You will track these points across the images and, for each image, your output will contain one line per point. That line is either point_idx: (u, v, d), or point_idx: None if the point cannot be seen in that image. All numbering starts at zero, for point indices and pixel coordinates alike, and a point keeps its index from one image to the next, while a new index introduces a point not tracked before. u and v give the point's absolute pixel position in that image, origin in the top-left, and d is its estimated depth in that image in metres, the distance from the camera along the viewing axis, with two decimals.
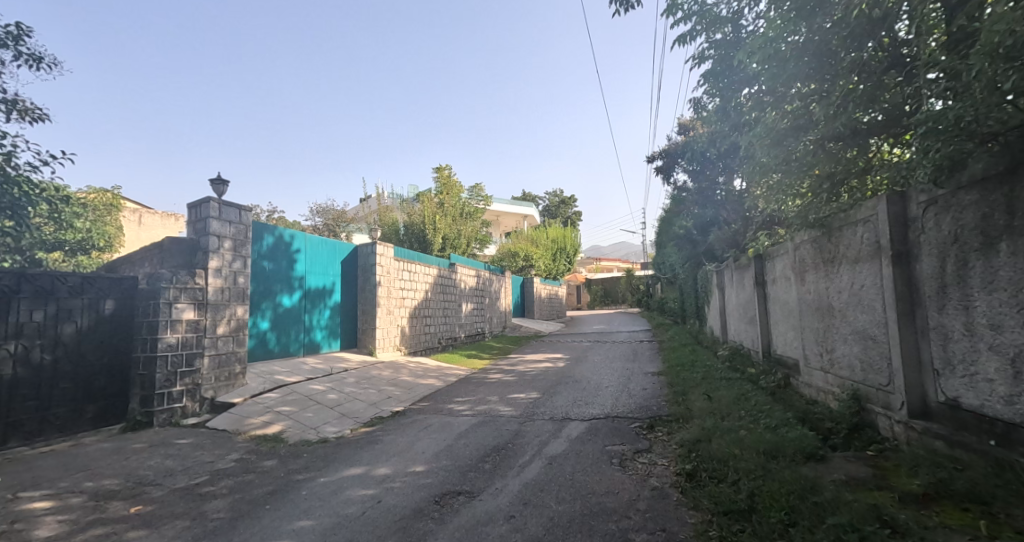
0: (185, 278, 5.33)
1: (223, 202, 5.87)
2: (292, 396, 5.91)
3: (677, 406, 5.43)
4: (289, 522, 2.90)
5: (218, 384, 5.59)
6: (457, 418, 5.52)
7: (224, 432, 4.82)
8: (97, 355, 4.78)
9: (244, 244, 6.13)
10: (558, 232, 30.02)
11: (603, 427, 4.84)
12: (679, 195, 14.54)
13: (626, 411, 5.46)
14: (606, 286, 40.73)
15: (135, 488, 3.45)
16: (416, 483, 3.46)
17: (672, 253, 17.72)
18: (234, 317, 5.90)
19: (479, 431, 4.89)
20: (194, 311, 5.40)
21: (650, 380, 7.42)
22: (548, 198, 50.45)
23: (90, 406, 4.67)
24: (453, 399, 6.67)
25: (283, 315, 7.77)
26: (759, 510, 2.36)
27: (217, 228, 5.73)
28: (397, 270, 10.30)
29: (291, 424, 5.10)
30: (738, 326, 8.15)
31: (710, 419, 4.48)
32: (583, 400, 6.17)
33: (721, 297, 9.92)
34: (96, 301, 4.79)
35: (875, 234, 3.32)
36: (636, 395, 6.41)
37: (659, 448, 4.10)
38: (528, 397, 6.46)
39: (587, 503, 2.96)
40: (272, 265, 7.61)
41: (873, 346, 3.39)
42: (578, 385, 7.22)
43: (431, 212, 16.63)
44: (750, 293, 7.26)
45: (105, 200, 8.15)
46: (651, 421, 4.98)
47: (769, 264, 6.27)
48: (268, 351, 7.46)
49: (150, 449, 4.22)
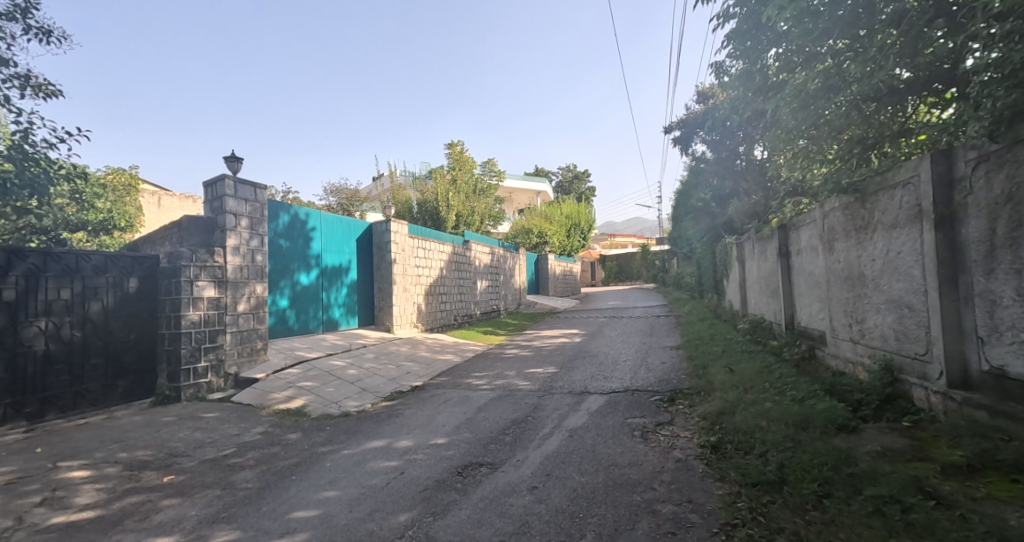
0: (204, 256, 5.38)
1: (238, 180, 5.88)
2: (313, 371, 6.01)
3: (697, 380, 5.36)
4: (315, 493, 2.95)
5: (241, 359, 5.71)
6: (476, 392, 5.55)
7: (249, 406, 4.93)
8: (125, 331, 4.87)
9: (261, 223, 6.15)
10: (570, 208, 29.43)
11: (623, 400, 4.80)
12: (697, 166, 14.12)
13: (646, 385, 5.42)
14: (620, 262, 40.41)
15: (167, 458, 3.54)
16: (439, 454, 3.49)
17: (689, 226, 17.38)
18: (254, 294, 5.97)
19: (498, 405, 4.90)
20: (214, 289, 5.47)
21: (668, 354, 7.36)
22: (561, 173, 49.55)
23: (121, 381, 4.80)
24: (470, 373, 6.72)
25: (301, 293, 7.86)
26: (791, 482, 2.30)
27: (233, 206, 5.75)
28: (412, 247, 10.30)
29: (314, 399, 5.18)
30: (760, 299, 7.98)
31: (734, 392, 4.40)
32: (601, 374, 6.16)
33: (741, 270, 9.70)
34: (120, 279, 4.85)
35: (915, 197, 3.13)
36: (656, 368, 6.36)
37: (681, 420, 4.05)
38: (546, 372, 6.47)
39: (611, 475, 2.93)
40: (289, 243, 7.65)
41: (909, 316, 3.25)
42: (595, 359, 7.21)
43: (444, 189, 16.49)
44: (772, 265, 7.07)
45: (124, 181, 8.19)
46: (671, 394, 4.93)
47: (795, 234, 6.05)
48: (288, 328, 7.57)
49: (179, 422, 4.33)
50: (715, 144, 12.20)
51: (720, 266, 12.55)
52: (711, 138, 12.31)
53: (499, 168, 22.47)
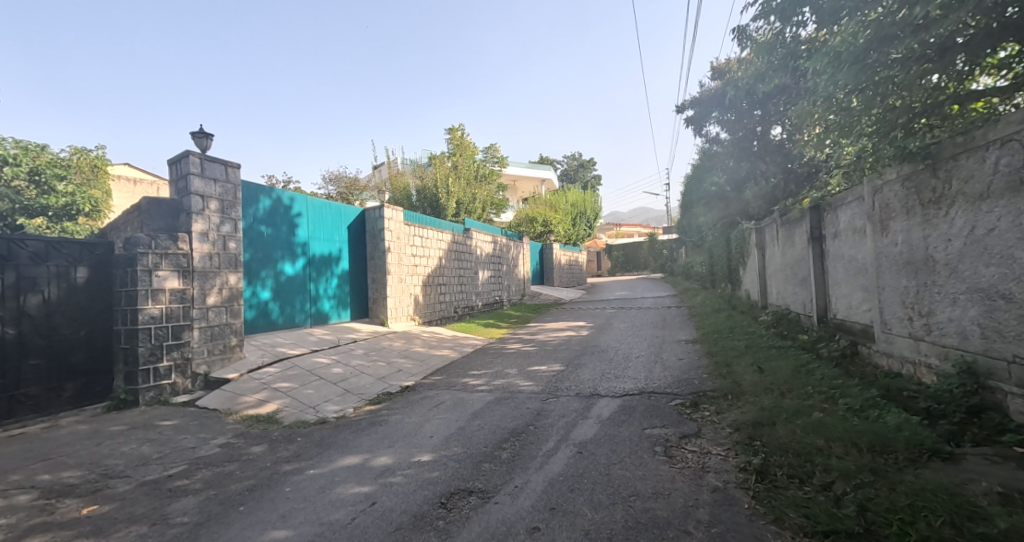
0: (166, 243, 4.81)
1: (205, 157, 5.28)
2: (293, 370, 5.43)
3: (722, 380, 4.73)
4: (260, 533, 2.35)
5: (212, 358, 5.15)
6: (471, 395, 4.95)
7: (215, 412, 4.37)
8: (73, 327, 4.30)
9: (233, 206, 5.56)
10: (576, 196, 28.73)
11: (639, 406, 4.19)
12: (710, 150, 13.33)
13: (662, 386, 4.80)
14: (627, 252, 39.60)
15: (98, 481, 2.96)
16: (421, 478, 2.89)
17: (700, 214, 16.57)
18: (227, 285, 5.41)
19: (495, 411, 4.30)
20: (179, 280, 4.90)
21: (684, 349, 6.74)
22: (565, 162, 48.42)
23: (69, 383, 4.24)
24: (468, 372, 6.10)
25: (286, 283, 7.27)
26: (887, 538, 1.68)
27: (199, 186, 5.16)
28: (408, 235, 9.67)
29: (289, 403, 4.60)
30: (784, 289, 7.30)
31: (769, 397, 3.79)
32: (612, 372, 5.54)
33: (761, 259, 8.99)
34: (66, 269, 4.28)
35: (1021, 158, 2.46)
36: (672, 366, 5.75)
37: (710, 432, 3.42)
38: (550, 370, 5.86)
39: (631, 512, 2.31)
40: (270, 230, 7.05)
41: (1005, 308, 2.61)
42: (604, 356, 6.58)
43: (444, 176, 15.73)
44: (801, 251, 6.37)
45: (90, 164, 7.34)
46: (694, 398, 4.29)
47: (831, 217, 5.35)
48: (270, 322, 6.98)
49: (128, 432, 3.77)
50: (731, 125, 11.37)
51: (735, 254, 11.83)
52: (727, 118, 11.47)
53: (502, 154, 21.76)
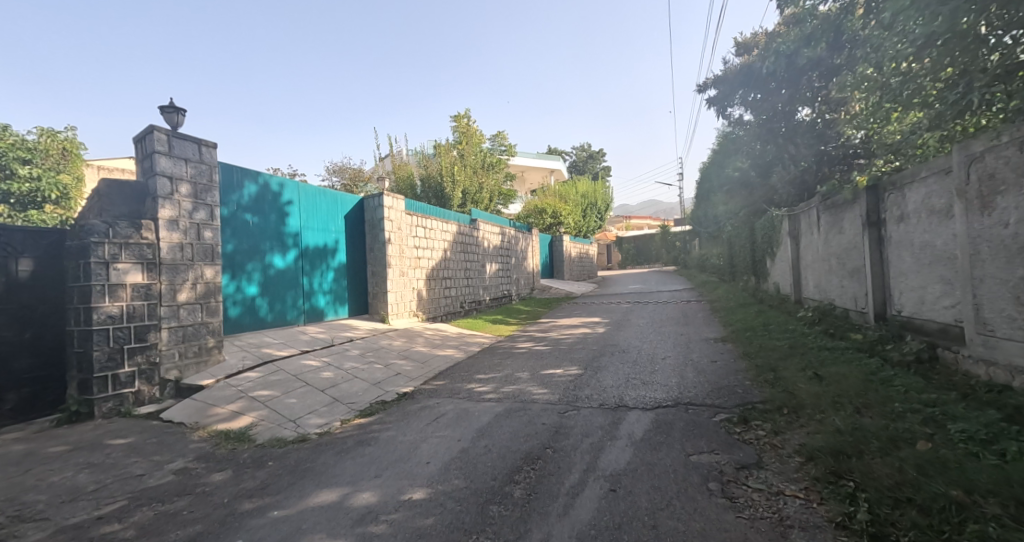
0: (127, 231, 4.19)
1: (174, 134, 4.65)
2: (276, 375, 4.80)
3: (771, 389, 4.02)
4: None
5: (184, 362, 4.54)
6: (477, 405, 4.29)
7: (180, 427, 3.75)
8: (15, 329, 3.71)
9: (209, 190, 4.94)
10: (586, 186, 27.84)
11: (677, 422, 3.50)
12: (732, 133, 12.47)
13: (700, 395, 4.11)
14: (639, 245, 38.72)
15: (4, 528, 2.34)
16: (411, 528, 2.23)
17: (720, 202, 15.70)
18: (201, 279, 4.80)
19: (505, 426, 3.64)
20: (143, 273, 4.28)
21: (715, 350, 6.02)
22: (575, 153, 47.80)
23: (10, 394, 3.66)
24: (474, 375, 5.45)
25: (275, 278, 6.66)
26: None
27: (167, 167, 4.53)
28: (409, 225, 9.01)
29: (267, 416, 3.98)
30: (827, 281, 6.54)
31: (839, 414, 3.08)
32: (637, 377, 4.86)
33: (796, 248, 8.20)
34: (4, 262, 3.68)
35: None
36: (707, 369, 5.04)
37: (774, 460, 2.73)
38: (567, 374, 5.18)
39: None
40: (257, 219, 6.42)
41: None
42: (626, 357, 5.89)
43: (449, 164, 15.04)
44: (851, 239, 5.59)
45: (59, 147, 7.03)
46: (742, 412, 3.59)
47: (896, 197, 4.58)
48: (258, 320, 6.37)
49: (69, 454, 3.15)
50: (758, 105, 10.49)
51: (761, 244, 11.01)
52: (754, 98, 10.57)
53: (510, 142, 21.17)
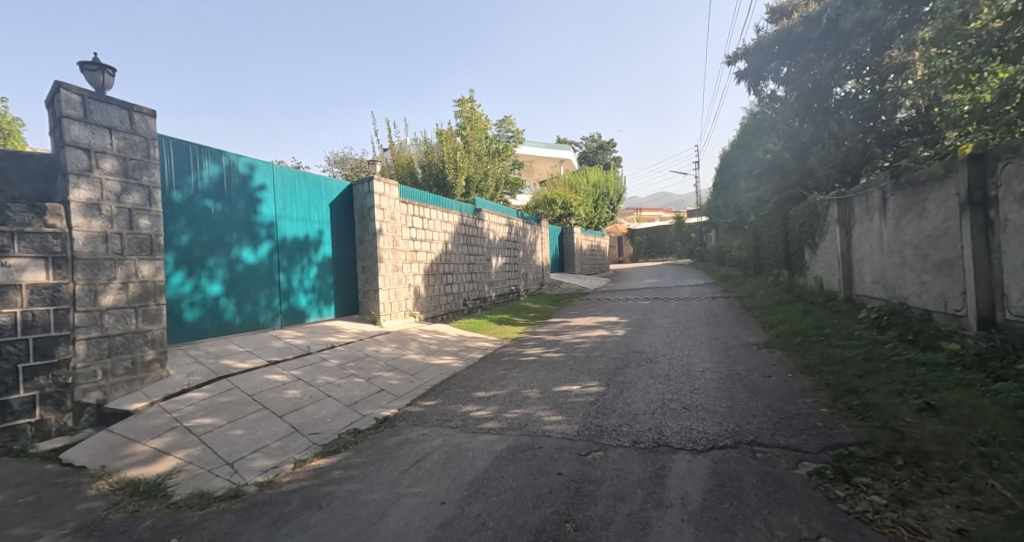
0: (23, 217, 3.27)
1: (94, 95, 3.72)
2: (228, 395, 3.88)
3: (865, 423, 3.00)
4: None
5: (109, 380, 3.64)
6: (472, 440, 3.31)
7: (80, 475, 2.85)
8: None
9: (143, 168, 4.01)
10: (597, 176, 26.49)
11: (748, 477, 2.48)
12: (762, 111, 11.28)
13: (767, 430, 3.09)
14: (651, 237, 37.50)
15: None
16: None
17: (745, 189, 14.46)
18: (134, 278, 3.87)
19: (508, 478, 2.66)
20: (48, 272, 3.37)
21: (765, 360, 4.99)
22: (585, 142, 46.39)
23: None
24: (473, 393, 4.47)
25: (245, 275, 5.75)
26: None
27: (82, 136, 3.61)
28: (404, 214, 8.02)
29: (199, 456, 3.06)
30: (897, 275, 5.44)
31: (1006, 481, 2.09)
32: (676, 399, 3.87)
33: (849, 237, 7.08)
34: None
35: None
36: (763, 388, 4.01)
37: None
38: (585, 393, 4.18)
39: None
40: (221, 206, 5.50)
41: None
42: (657, 369, 4.88)
43: (451, 151, 13.96)
44: (940, 224, 4.50)
45: None
46: (839, 461, 2.55)
47: (1020, 168, 3.50)
48: (223, 324, 5.48)
49: None
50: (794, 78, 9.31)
51: (797, 234, 9.87)
52: (790, 70, 9.36)
53: (517, 128, 20.11)
